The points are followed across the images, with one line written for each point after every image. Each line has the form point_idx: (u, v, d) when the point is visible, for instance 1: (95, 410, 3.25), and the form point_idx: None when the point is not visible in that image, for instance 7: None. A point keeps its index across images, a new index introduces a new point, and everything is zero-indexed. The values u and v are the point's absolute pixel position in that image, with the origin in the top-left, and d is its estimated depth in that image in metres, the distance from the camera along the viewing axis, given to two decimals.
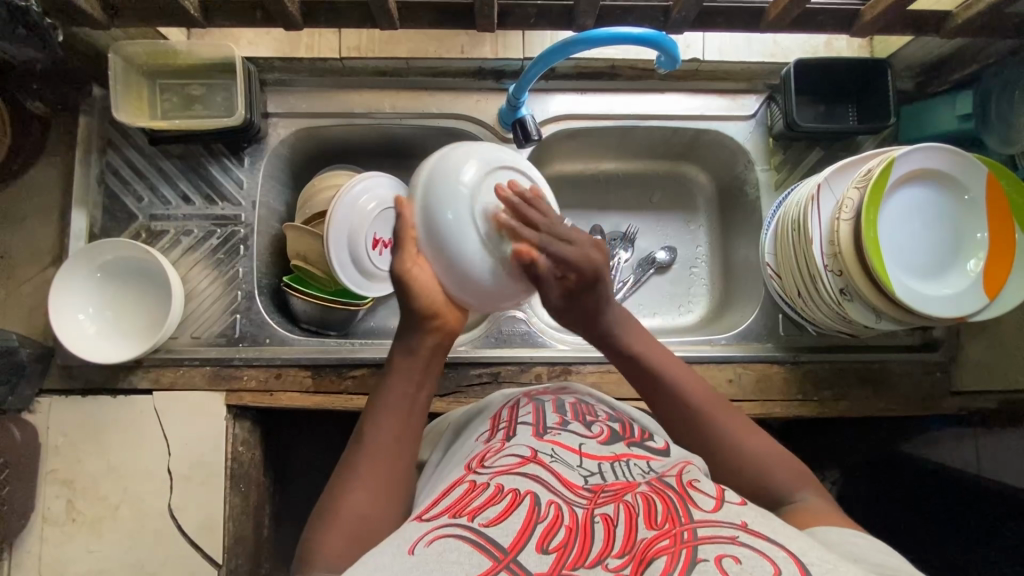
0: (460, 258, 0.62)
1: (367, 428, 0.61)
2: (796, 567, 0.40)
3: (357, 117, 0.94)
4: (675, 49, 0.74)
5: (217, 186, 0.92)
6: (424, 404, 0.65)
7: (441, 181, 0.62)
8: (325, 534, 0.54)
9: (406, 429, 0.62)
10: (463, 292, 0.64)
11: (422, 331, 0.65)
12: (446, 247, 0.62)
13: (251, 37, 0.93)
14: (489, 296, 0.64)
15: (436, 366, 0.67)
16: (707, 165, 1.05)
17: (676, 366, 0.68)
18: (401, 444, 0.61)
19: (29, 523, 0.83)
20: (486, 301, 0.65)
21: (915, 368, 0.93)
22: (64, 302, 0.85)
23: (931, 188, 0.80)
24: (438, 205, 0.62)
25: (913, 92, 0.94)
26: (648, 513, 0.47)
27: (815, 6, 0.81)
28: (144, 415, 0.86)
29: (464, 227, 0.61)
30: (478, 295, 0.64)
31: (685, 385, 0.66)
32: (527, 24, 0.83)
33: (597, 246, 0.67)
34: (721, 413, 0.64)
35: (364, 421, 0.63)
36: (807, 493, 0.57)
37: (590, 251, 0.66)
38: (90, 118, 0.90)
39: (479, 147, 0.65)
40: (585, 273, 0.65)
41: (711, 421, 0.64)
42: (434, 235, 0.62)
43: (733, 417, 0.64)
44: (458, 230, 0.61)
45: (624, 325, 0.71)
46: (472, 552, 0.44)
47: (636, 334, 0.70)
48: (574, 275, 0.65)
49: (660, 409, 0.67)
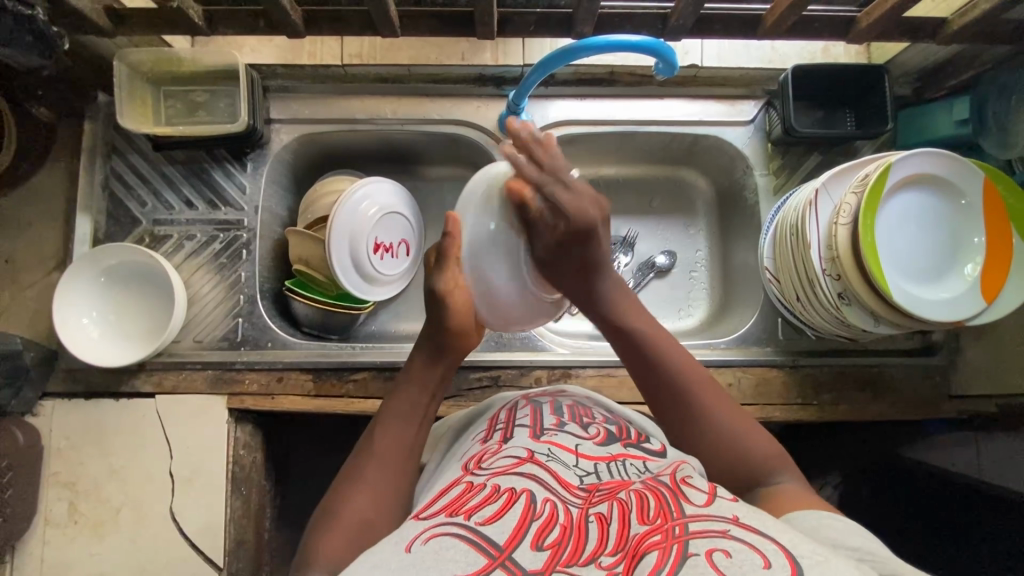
0: (498, 275, 0.67)
1: (376, 433, 0.63)
2: (786, 560, 0.40)
3: (359, 123, 0.95)
4: (673, 56, 0.74)
5: (220, 191, 0.93)
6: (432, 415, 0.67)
7: (490, 196, 0.66)
8: (326, 535, 0.54)
9: (409, 437, 0.63)
10: (490, 304, 0.69)
11: (444, 349, 0.69)
12: (487, 261, 0.66)
13: (253, 44, 0.95)
14: (512, 313, 0.71)
15: (440, 380, 0.69)
16: (707, 170, 1.06)
17: (666, 338, 0.69)
18: (404, 451, 0.62)
19: (32, 526, 0.84)
20: (509, 317, 0.71)
21: (914, 372, 0.93)
22: (67, 306, 0.86)
23: (927, 194, 0.80)
24: (487, 219, 0.65)
25: (911, 98, 0.95)
26: (641, 510, 0.47)
27: (811, 13, 0.82)
28: (147, 418, 0.86)
29: (505, 246, 0.65)
30: (502, 309, 0.70)
31: (676, 359, 0.67)
32: (526, 32, 0.84)
33: (596, 201, 0.66)
34: (708, 391, 0.65)
35: (372, 427, 0.64)
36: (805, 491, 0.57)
37: (587, 203, 0.66)
38: (95, 124, 0.91)
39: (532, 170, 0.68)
40: (577, 224, 0.65)
41: (698, 397, 0.64)
42: (477, 249, 0.66)
43: (719, 396, 0.65)
44: (498, 248, 0.65)
45: (616, 293, 0.71)
46: (468, 550, 0.44)
47: (627, 303, 0.71)
48: (565, 224, 0.64)
49: (646, 379, 0.67)
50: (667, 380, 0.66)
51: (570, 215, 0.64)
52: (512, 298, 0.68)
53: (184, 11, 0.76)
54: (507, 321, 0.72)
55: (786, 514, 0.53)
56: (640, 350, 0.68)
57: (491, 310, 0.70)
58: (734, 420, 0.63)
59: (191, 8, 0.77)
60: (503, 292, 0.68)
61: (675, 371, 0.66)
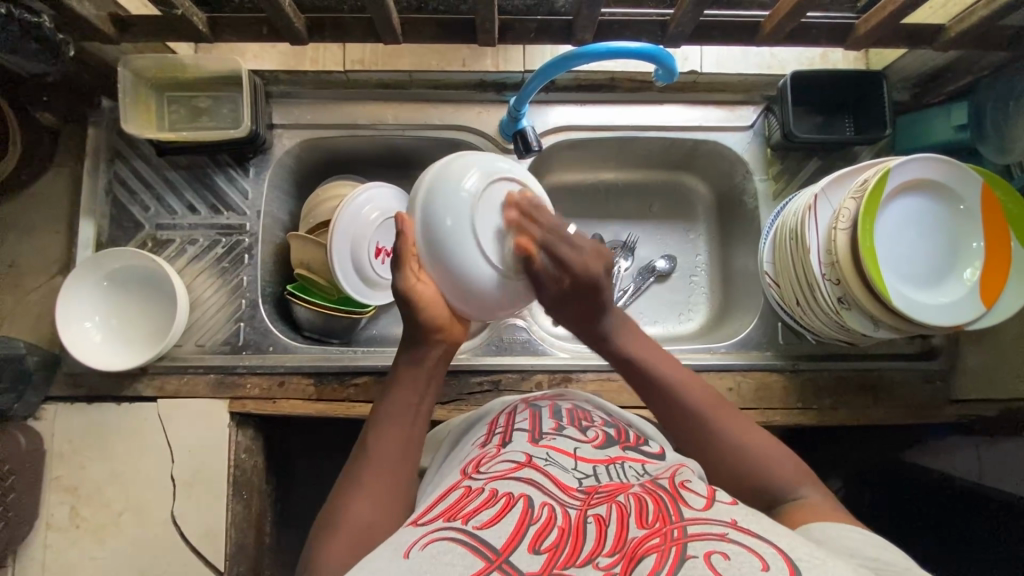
0: (462, 266, 0.65)
1: (374, 437, 0.62)
2: (784, 563, 0.40)
3: (361, 129, 0.95)
4: (673, 62, 0.75)
5: (223, 196, 0.93)
6: (428, 413, 0.67)
7: (440, 190, 0.66)
8: (329, 540, 0.54)
9: (409, 439, 0.63)
10: (464, 301, 0.67)
11: (429, 345, 0.68)
12: (447, 255, 0.65)
13: (256, 50, 0.96)
14: (486, 305, 0.68)
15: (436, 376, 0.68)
16: (706, 175, 1.06)
17: (674, 367, 0.69)
18: (404, 454, 0.62)
19: (34, 529, 0.84)
20: (483, 309, 0.68)
21: (914, 376, 0.93)
22: (71, 310, 0.86)
23: (926, 199, 0.81)
24: (440, 214, 0.65)
25: (909, 103, 0.95)
26: (639, 513, 0.47)
27: (810, 20, 0.82)
28: (149, 422, 0.87)
29: (462, 234, 0.65)
30: (477, 303, 0.67)
31: (680, 380, 0.67)
32: (527, 39, 0.84)
33: (600, 252, 0.70)
34: (720, 411, 0.65)
35: (369, 430, 0.64)
36: (806, 493, 0.58)
37: (591, 258, 0.69)
38: (99, 129, 0.92)
39: (474, 159, 0.68)
40: (583, 277, 0.68)
41: (706, 416, 0.64)
42: (433, 245, 0.66)
43: (731, 415, 0.65)
44: (456, 237, 0.65)
45: (623, 330, 0.72)
46: (465, 554, 0.44)
47: (634, 339, 0.72)
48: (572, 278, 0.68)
49: (659, 409, 0.67)
50: (680, 407, 0.66)
51: (575, 269, 0.67)
52: (482, 286, 0.66)
53: (189, 19, 0.77)
54: (482, 314, 0.69)
55: (802, 526, 0.53)
56: (652, 384, 0.68)
57: (464, 305, 0.68)
58: (749, 438, 0.62)
59: (195, 15, 0.78)
60: (470, 282, 0.66)
61: (687, 397, 0.66)
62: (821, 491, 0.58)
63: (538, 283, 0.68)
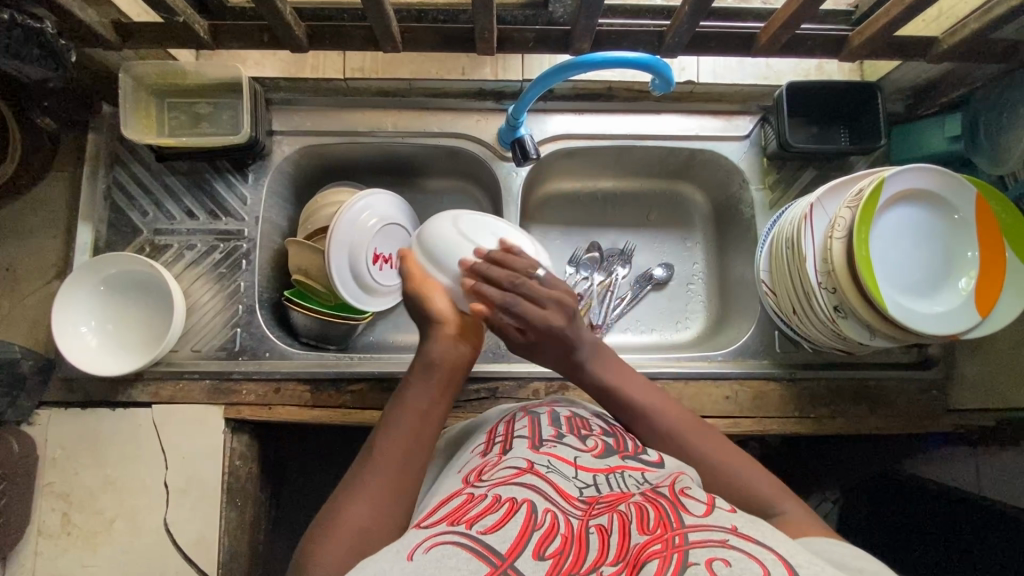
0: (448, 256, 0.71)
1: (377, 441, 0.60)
2: (784, 568, 0.41)
3: (361, 136, 0.96)
4: (669, 71, 0.75)
5: (221, 202, 0.94)
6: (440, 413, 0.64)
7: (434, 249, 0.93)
8: (335, 531, 0.52)
9: (419, 434, 0.61)
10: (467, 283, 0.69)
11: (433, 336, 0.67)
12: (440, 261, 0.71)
13: (257, 57, 0.98)
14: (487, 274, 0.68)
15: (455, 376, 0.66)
16: (702, 184, 1.07)
17: (639, 388, 0.70)
18: (411, 450, 0.60)
19: (25, 536, 0.83)
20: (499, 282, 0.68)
21: (910, 387, 0.93)
22: (68, 315, 0.86)
23: (919, 210, 0.81)
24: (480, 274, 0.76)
25: (903, 114, 0.97)
26: (641, 520, 0.47)
27: (804, 32, 0.83)
28: (143, 427, 0.86)
29: None
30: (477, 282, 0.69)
31: (677, 423, 0.67)
32: (524, 49, 0.85)
33: (563, 299, 0.69)
34: (669, 411, 0.68)
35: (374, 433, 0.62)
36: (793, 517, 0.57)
37: (550, 305, 0.68)
38: (99, 135, 0.92)
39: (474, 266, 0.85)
40: (543, 328, 0.68)
41: (710, 451, 0.63)
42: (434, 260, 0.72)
43: (715, 440, 0.65)
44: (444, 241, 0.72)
45: (597, 362, 0.71)
46: (470, 559, 0.44)
47: (603, 361, 0.71)
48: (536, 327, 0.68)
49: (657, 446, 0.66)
50: (639, 413, 0.68)
51: (530, 321, 0.68)
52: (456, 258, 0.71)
53: (190, 26, 0.77)
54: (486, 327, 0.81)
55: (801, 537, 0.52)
56: (642, 422, 0.68)
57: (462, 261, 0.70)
58: (686, 433, 0.65)
59: (197, 23, 0.78)
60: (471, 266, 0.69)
61: (669, 425, 0.66)
62: (803, 501, 0.58)
63: (506, 334, 0.69)
